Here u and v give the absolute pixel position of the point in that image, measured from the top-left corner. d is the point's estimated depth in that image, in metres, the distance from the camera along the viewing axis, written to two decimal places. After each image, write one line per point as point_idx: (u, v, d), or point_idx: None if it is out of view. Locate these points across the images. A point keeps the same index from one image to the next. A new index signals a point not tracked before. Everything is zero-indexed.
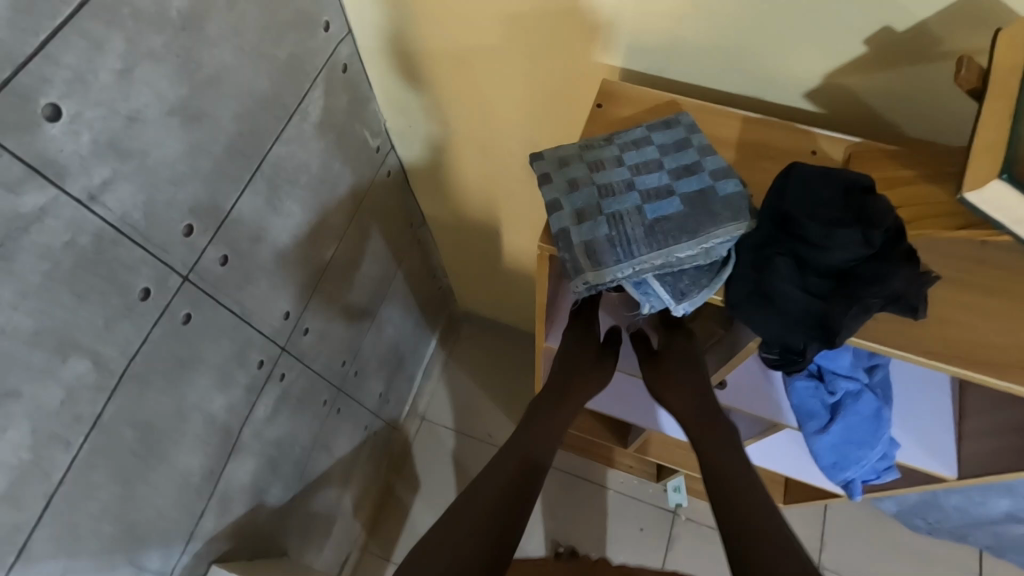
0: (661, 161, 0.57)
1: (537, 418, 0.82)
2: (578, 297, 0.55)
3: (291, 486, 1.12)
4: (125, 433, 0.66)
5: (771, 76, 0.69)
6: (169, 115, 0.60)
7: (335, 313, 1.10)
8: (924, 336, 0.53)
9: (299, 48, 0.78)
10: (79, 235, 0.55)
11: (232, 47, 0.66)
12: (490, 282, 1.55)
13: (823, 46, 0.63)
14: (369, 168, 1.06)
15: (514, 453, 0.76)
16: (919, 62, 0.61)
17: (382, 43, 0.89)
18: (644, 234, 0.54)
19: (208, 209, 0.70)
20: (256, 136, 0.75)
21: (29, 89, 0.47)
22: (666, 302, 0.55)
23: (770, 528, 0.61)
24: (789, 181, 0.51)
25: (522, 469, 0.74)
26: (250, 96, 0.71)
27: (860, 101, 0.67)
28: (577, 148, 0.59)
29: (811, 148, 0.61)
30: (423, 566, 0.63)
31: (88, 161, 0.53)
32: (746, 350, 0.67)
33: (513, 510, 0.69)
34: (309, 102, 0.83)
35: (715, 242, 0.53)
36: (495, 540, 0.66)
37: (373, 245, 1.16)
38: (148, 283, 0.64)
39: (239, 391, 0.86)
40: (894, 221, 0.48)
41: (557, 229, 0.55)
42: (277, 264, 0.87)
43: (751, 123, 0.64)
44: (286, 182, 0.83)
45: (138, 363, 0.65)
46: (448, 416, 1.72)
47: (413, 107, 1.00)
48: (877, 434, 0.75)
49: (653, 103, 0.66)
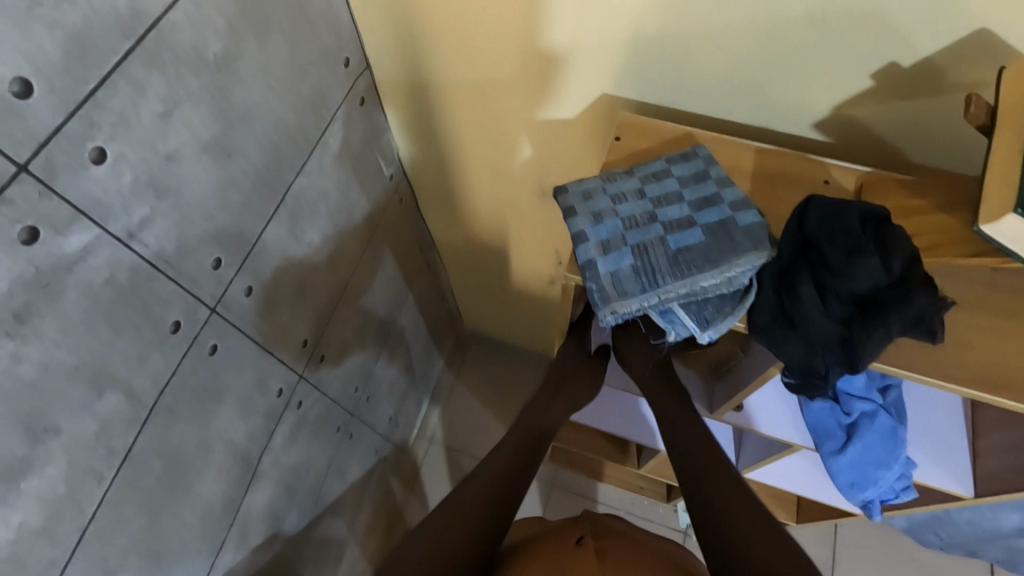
0: (681, 193, 0.60)
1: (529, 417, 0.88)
2: (606, 326, 0.56)
3: (306, 513, 1.12)
4: (153, 465, 0.67)
5: (781, 108, 0.72)
6: (202, 153, 0.62)
7: (350, 339, 1.11)
8: (946, 361, 0.54)
9: (321, 83, 0.80)
10: (117, 272, 0.56)
11: (260, 85, 0.69)
12: (498, 304, 1.57)
13: (830, 79, 0.66)
14: (383, 196, 1.08)
15: (506, 448, 0.83)
16: (925, 94, 0.64)
17: (399, 77, 0.92)
18: (668, 264, 0.56)
19: (236, 242, 0.71)
20: (281, 170, 0.77)
21: (79, 134, 0.49)
22: (692, 329, 0.57)
23: (746, 525, 0.62)
24: (809, 212, 0.54)
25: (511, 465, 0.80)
26: (276, 131, 0.74)
27: (866, 130, 0.69)
28: (600, 182, 0.61)
29: (824, 178, 0.64)
30: (420, 534, 0.72)
31: (128, 200, 0.55)
32: (762, 378, 0.68)
33: (501, 503, 0.75)
34: (329, 134, 0.85)
35: (738, 271, 0.55)
36: (481, 531, 0.72)
37: (386, 270, 1.18)
38: (180, 316, 0.65)
39: (260, 419, 0.86)
40: (910, 250, 0.50)
41: (583, 260, 0.57)
42: (297, 293, 0.88)
43: (765, 154, 0.66)
44: (307, 212, 0.85)
45: (167, 395, 0.66)
46: (457, 438, 1.71)
47: (427, 136, 1.03)
48: (894, 453, 0.75)
49: (670, 135, 0.69)
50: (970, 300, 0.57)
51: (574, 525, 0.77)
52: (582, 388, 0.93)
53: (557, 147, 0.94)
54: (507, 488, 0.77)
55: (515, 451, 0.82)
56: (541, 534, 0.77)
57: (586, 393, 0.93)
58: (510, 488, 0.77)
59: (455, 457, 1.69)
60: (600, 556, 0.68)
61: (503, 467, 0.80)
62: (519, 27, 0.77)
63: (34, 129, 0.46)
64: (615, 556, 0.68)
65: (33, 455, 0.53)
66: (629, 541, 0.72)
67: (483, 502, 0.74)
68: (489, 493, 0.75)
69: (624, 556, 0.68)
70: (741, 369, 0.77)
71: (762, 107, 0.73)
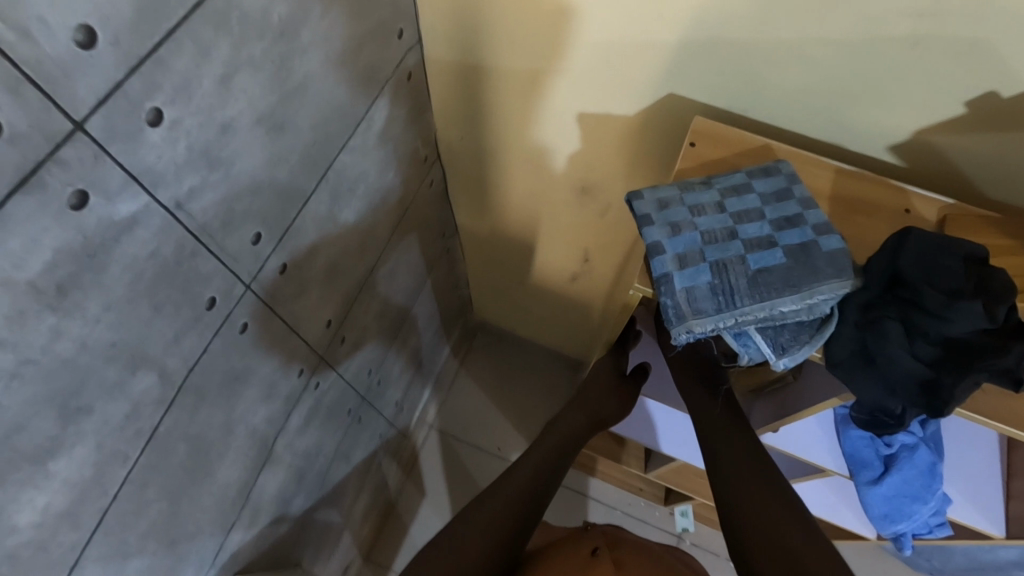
0: (762, 210, 0.57)
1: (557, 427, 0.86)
2: (677, 344, 0.54)
3: (311, 495, 1.09)
4: (178, 447, 0.64)
5: (858, 129, 0.69)
6: (256, 123, 0.58)
7: (369, 322, 1.07)
8: (1021, 411, 0.53)
9: (374, 57, 0.76)
10: (163, 245, 0.52)
11: (320, 54, 0.64)
12: (515, 295, 1.53)
13: (919, 103, 0.63)
14: (416, 177, 1.03)
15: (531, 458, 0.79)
16: (1019, 128, 0.61)
17: (451, 56, 0.87)
18: (747, 285, 0.53)
19: (277, 218, 0.67)
20: (328, 144, 0.72)
21: (138, 95, 0.45)
22: (766, 355, 0.55)
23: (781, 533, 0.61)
24: (906, 245, 0.50)
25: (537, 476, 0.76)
26: (328, 104, 0.69)
27: (945, 157, 0.67)
28: (676, 191, 0.58)
29: (904, 206, 0.61)
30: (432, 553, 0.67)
31: (181, 169, 0.51)
32: (820, 403, 0.66)
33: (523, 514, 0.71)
34: (376, 109, 0.81)
35: (819, 299, 0.52)
36: (497, 546, 0.67)
37: (410, 254, 1.14)
38: (216, 293, 0.62)
39: (280, 401, 0.83)
40: (1013, 297, 0.47)
41: (658, 274, 0.54)
42: (328, 273, 0.85)
43: (845, 176, 0.63)
44: (346, 190, 0.81)
45: (196, 376, 0.63)
46: (458, 426, 1.70)
47: (469, 120, 0.99)
48: (932, 490, 0.75)
49: (745, 146, 0.66)
50: None
51: (583, 532, 0.72)
52: (608, 402, 0.89)
53: (607, 145, 0.90)
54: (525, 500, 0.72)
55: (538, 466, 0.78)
56: (551, 545, 0.72)
57: (614, 407, 0.89)
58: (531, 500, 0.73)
59: (454, 444, 1.67)
60: (618, 567, 0.63)
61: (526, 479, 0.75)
62: (591, 18, 0.72)
63: (97, 85, 0.42)
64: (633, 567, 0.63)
65: (64, 436, 0.49)
66: (642, 551, 0.68)
67: (505, 504, 0.71)
68: (506, 508, 0.71)
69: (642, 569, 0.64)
70: (790, 397, 0.73)
71: (839, 124, 0.69)
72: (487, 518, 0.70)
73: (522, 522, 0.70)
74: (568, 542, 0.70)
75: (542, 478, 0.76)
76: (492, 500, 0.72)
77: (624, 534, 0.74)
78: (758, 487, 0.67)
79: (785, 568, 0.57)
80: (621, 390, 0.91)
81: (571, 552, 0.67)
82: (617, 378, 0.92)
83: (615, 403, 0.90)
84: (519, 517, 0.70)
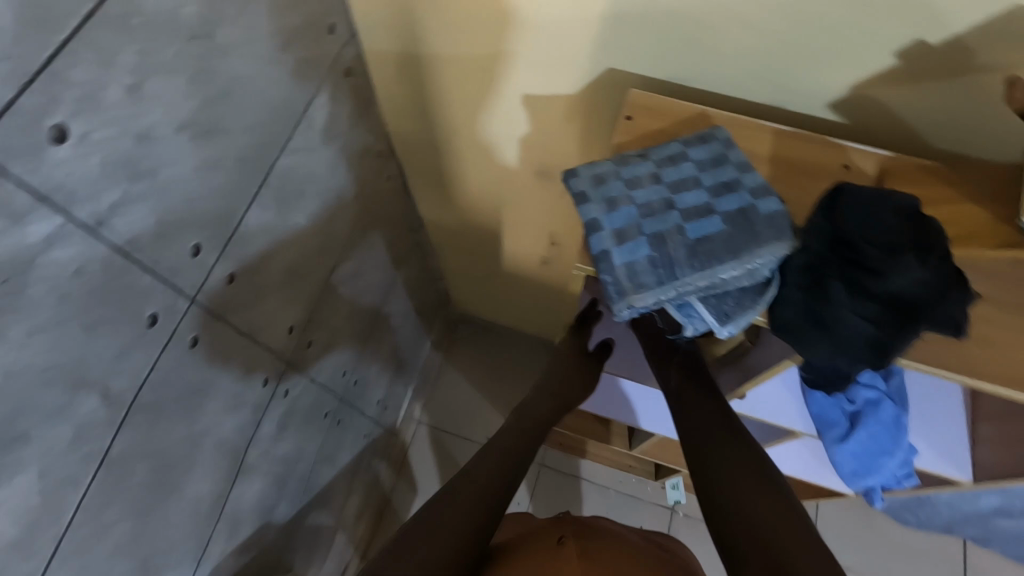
0: (699, 178, 0.56)
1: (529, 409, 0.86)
2: (621, 320, 0.53)
3: (296, 502, 1.09)
4: (136, 467, 0.63)
5: (797, 89, 0.68)
6: (179, 131, 0.57)
7: (338, 325, 1.06)
8: (968, 358, 0.53)
9: (306, 53, 0.74)
10: (88, 264, 0.51)
11: (244, 54, 0.63)
12: (490, 284, 1.52)
13: (852, 58, 0.63)
14: (371, 174, 1.02)
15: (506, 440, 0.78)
16: (953, 74, 0.60)
17: (390, 48, 0.86)
18: (687, 256, 0.53)
19: (217, 227, 0.66)
20: (265, 148, 0.71)
21: (36, 112, 0.44)
22: (711, 324, 0.54)
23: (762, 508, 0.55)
24: (838, 205, 0.51)
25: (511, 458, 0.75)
26: (259, 105, 0.68)
27: (885, 110, 0.66)
28: (613, 165, 0.58)
29: (843, 162, 0.61)
30: None
31: (98, 185, 0.50)
32: (776, 367, 0.66)
33: (495, 497, 0.68)
34: (315, 108, 0.79)
35: (759, 263, 0.52)
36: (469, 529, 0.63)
37: (375, 252, 1.13)
38: (157, 309, 0.60)
39: (247, 411, 0.82)
40: (944, 244, 0.47)
41: (597, 251, 0.54)
42: (284, 278, 0.83)
43: (784, 137, 0.63)
44: (293, 193, 0.80)
45: (147, 393, 0.62)
46: (446, 419, 1.69)
47: (418, 112, 0.98)
48: (897, 442, 0.75)
49: (683, 115, 0.65)
50: (996, 294, 0.55)
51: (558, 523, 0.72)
52: (574, 382, 0.91)
53: (556, 125, 0.89)
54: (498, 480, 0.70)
55: (509, 451, 0.76)
56: (522, 536, 0.72)
57: (578, 390, 0.92)
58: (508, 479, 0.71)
59: (443, 438, 1.67)
60: (583, 555, 0.64)
61: (498, 463, 0.73)
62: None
63: None
64: (599, 556, 0.64)
65: (2, 466, 0.48)
66: (613, 540, 0.69)
67: (474, 487, 0.68)
68: (477, 492, 0.67)
69: (609, 556, 0.64)
70: (750, 361, 0.74)
71: (779, 85, 0.69)
72: (463, 501, 0.66)
73: (495, 506, 0.68)
74: (538, 533, 0.71)
75: (510, 464, 0.74)
76: (462, 487, 0.68)
77: (603, 524, 0.74)
78: (748, 479, 0.59)
79: (769, 548, 0.50)
80: (583, 371, 0.93)
81: (539, 544, 0.67)
82: (579, 355, 0.95)
83: (579, 384, 0.93)
84: (492, 499, 0.68)
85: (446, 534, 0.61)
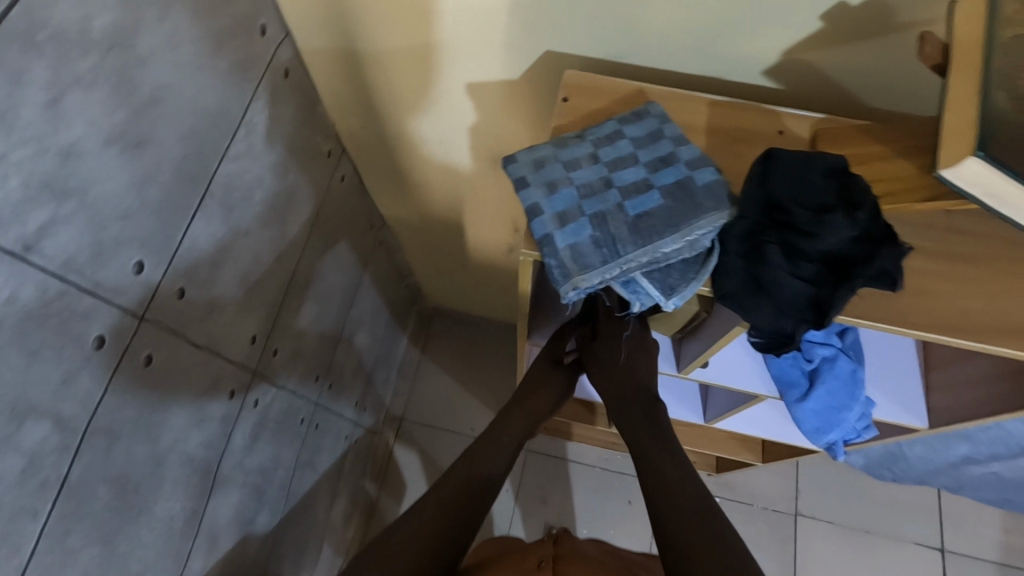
0: (637, 154, 0.57)
1: (509, 410, 0.88)
2: (569, 302, 0.53)
3: (278, 510, 1.09)
4: (98, 491, 0.62)
5: (731, 59, 0.69)
6: (107, 146, 0.56)
7: (304, 330, 1.05)
8: (905, 308, 0.54)
9: (239, 56, 0.72)
10: (21, 289, 0.50)
11: (169, 62, 0.61)
12: (460, 276, 1.52)
13: (781, 24, 0.63)
14: (324, 175, 1.01)
15: (484, 442, 0.82)
16: (877, 34, 0.62)
17: (328, 46, 0.84)
18: (629, 232, 0.53)
19: (160, 242, 0.65)
20: (204, 157, 0.69)
21: None
22: (656, 298, 0.55)
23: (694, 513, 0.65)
24: (771, 168, 0.52)
25: (487, 459, 0.79)
26: (193, 114, 0.66)
27: (818, 74, 0.68)
28: (551, 149, 0.58)
29: (778, 128, 0.63)
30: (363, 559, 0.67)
31: (20, 208, 0.49)
32: (728, 335, 0.68)
33: (470, 497, 0.74)
34: (254, 112, 0.77)
35: (699, 234, 0.53)
36: (446, 526, 0.70)
37: (336, 254, 1.12)
38: (104, 329, 0.59)
39: (215, 425, 0.81)
40: (872, 201, 0.49)
41: (540, 235, 0.54)
42: (240, 288, 0.82)
43: (719, 107, 0.64)
44: (240, 201, 0.78)
45: (101, 416, 0.61)
46: (427, 414, 1.70)
47: (367, 109, 0.97)
48: (855, 396, 0.77)
49: (621, 93, 0.65)
50: (928, 245, 0.57)
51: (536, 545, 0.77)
52: (540, 396, 0.89)
53: (505, 112, 0.89)
54: (474, 478, 0.76)
55: (487, 453, 0.80)
56: (496, 558, 0.76)
57: (546, 402, 0.89)
58: (485, 479, 0.77)
59: (426, 433, 1.67)
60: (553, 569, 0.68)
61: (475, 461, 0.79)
62: None
63: None
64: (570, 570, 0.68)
65: None
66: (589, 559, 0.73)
67: (450, 488, 0.74)
68: (452, 492, 0.74)
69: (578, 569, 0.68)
70: (707, 331, 0.76)
71: (716, 56, 0.69)
72: (437, 505, 0.72)
73: (473, 505, 0.73)
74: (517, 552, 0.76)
75: (485, 463, 0.79)
76: (439, 491, 0.75)
77: (582, 546, 0.78)
78: (686, 502, 0.67)
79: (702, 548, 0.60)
80: (554, 384, 0.91)
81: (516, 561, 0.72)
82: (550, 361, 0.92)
83: (550, 393, 0.90)
84: (460, 513, 0.72)
85: (422, 534, 0.68)
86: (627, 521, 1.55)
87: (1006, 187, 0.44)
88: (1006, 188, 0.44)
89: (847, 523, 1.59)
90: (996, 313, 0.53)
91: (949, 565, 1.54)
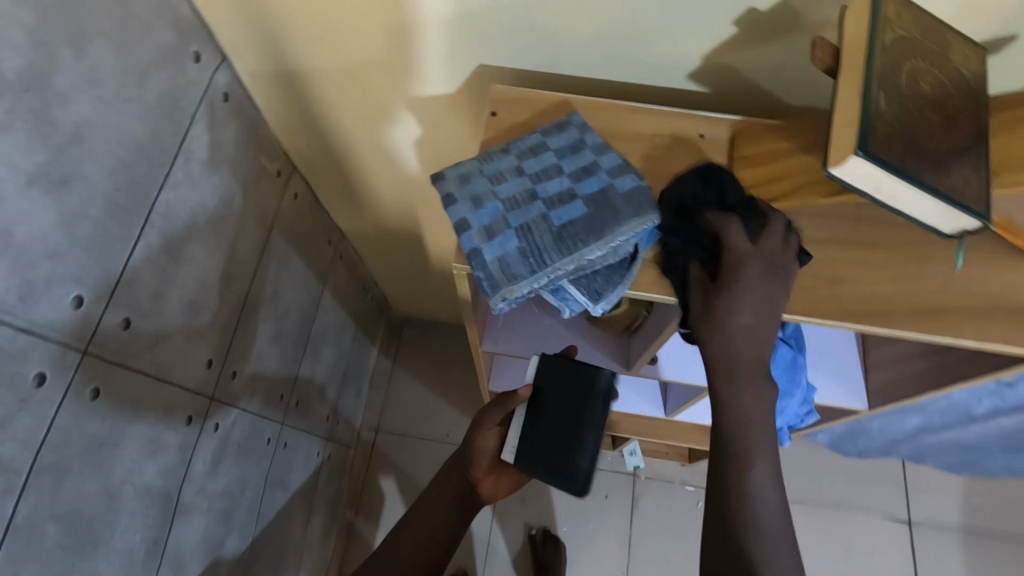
0: (559, 165, 0.59)
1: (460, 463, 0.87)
2: (501, 313, 0.55)
3: (249, 532, 1.09)
4: (48, 528, 0.63)
5: (653, 66, 0.71)
6: (29, 186, 0.56)
7: (263, 349, 1.05)
8: (822, 300, 0.57)
9: (170, 85, 0.72)
10: None
11: (93, 99, 0.62)
12: (424, 283, 1.53)
13: (694, 31, 0.66)
14: (273, 195, 1.01)
15: (443, 493, 0.87)
16: (784, 37, 0.65)
17: (264, 67, 0.85)
18: (553, 242, 0.55)
19: (99, 276, 0.65)
20: (139, 188, 0.70)
21: None
22: (584, 303, 0.56)
23: None
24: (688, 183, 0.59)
25: (449, 511, 0.86)
26: (124, 146, 0.67)
27: (736, 75, 0.70)
28: (476, 164, 0.59)
29: (698, 131, 0.65)
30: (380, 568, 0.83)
31: None
32: (667, 332, 0.69)
33: (439, 544, 0.84)
34: (193, 139, 0.78)
35: (621, 239, 0.55)
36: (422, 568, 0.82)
37: (294, 271, 1.12)
38: (43, 368, 0.60)
39: (173, 453, 0.82)
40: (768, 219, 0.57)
41: (468, 250, 0.55)
42: (190, 315, 0.82)
43: (640, 113, 0.66)
44: (183, 228, 0.78)
45: (47, 455, 0.61)
46: (403, 423, 1.70)
47: (311, 127, 0.97)
48: (796, 382, 0.78)
49: (547, 104, 0.67)
50: (838, 238, 0.59)
51: None
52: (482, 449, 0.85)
53: (445, 122, 0.91)
54: (441, 530, 0.84)
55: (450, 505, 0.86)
56: None
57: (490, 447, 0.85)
58: (452, 526, 0.85)
59: (403, 441, 1.68)
60: None
61: (440, 512, 0.86)
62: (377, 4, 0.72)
63: None
64: None
65: None
66: None
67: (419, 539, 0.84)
68: (423, 540, 0.84)
69: None
70: (650, 329, 0.78)
71: (638, 63, 0.72)
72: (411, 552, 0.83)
73: (443, 551, 0.84)
74: None
75: (448, 515, 0.86)
76: (412, 535, 0.85)
77: None
78: None
79: None
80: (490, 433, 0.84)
81: None
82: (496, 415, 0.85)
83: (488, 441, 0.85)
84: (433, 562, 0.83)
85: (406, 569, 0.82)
86: (605, 515, 1.57)
87: (885, 181, 0.47)
88: (886, 181, 0.47)
89: (818, 501, 1.63)
90: (902, 299, 0.57)
91: (915, 532, 1.60)
